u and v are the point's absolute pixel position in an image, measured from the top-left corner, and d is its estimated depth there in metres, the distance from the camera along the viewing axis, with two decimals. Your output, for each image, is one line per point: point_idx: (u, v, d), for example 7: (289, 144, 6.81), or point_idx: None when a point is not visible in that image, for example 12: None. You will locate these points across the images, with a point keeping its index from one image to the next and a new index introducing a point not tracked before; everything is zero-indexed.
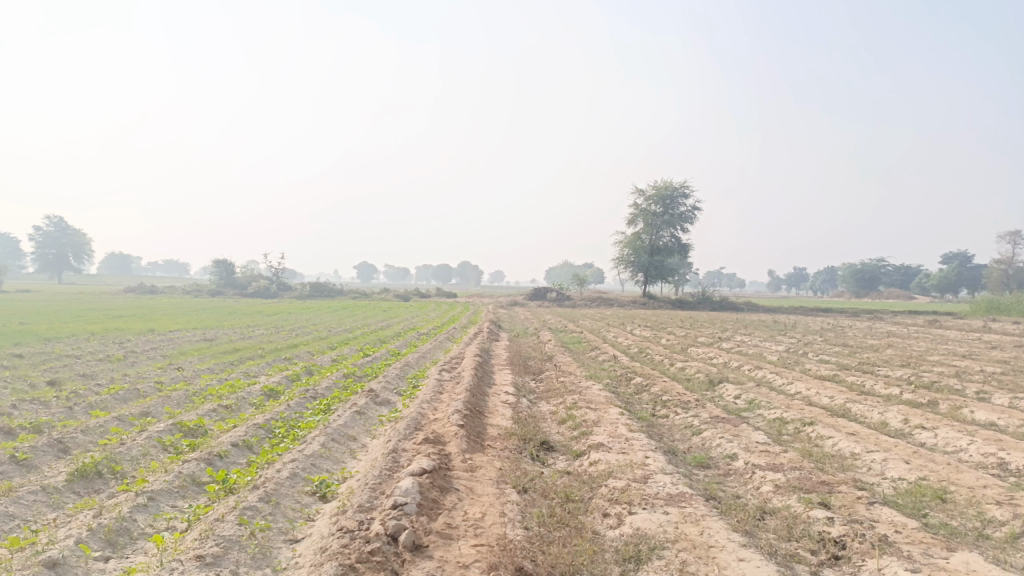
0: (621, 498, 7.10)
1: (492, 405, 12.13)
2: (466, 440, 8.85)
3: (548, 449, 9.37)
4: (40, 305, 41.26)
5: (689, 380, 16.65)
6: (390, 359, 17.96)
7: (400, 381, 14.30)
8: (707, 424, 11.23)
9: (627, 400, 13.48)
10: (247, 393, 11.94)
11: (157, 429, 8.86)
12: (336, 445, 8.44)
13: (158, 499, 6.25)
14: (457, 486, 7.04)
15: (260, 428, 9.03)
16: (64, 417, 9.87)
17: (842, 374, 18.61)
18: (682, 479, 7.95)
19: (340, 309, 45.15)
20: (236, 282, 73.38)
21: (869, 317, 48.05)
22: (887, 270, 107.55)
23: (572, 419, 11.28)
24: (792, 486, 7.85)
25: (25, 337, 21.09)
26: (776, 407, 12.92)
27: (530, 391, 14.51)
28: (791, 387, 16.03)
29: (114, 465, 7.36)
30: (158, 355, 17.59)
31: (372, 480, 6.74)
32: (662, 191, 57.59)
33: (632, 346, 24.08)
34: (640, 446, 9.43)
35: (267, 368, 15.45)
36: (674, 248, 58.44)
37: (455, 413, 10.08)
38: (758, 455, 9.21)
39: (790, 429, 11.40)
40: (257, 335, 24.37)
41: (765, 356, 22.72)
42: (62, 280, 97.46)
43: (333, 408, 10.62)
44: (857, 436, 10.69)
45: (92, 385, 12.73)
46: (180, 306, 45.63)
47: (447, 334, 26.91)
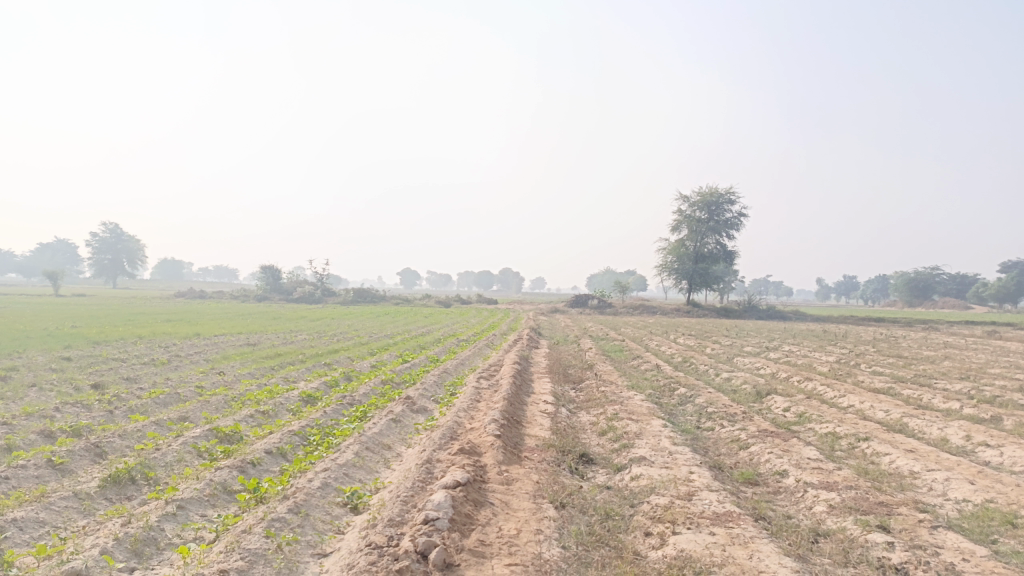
0: (664, 516, 6.76)
1: (531, 415, 11.84)
2: (503, 451, 8.59)
3: (588, 462, 9.05)
4: (92, 309, 42.43)
5: (735, 391, 16.13)
6: (429, 366, 17.82)
7: (438, 388, 14.13)
8: (755, 438, 10.77)
9: (670, 412, 13.07)
10: (285, 399, 11.88)
11: (192, 435, 8.81)
12: (370, 454, 8.27)
13: (187, 507, 6.14)
14: (491, 500, 6.78)
15: (295, 434, 8.91)
16: (103, 421, 9.94)
17: (897, 386, 17.83)
18: (729, 497, 7.56)
19: (383, 315, 45.38)
20: (282, 287, 74.53)
21: (923, 327, 46.32)
22: (942, 278, 103.97)
23: (613, 430, 10.93)
24: (847, 507, 7.39)
25: (76, 341, 21.57)
26: (828, 421, 12.36)
27: (570, 400, 14.20)
28: (843, 399, 15.38)
29: (148, 471, 7.31)
30: (202, 359, 17.79)
31: (404, 492, 6.52)
32: (707, 197, 56.73)
33: (676, 355, 23.57)
34: (684, 460, 9.04)
35: (307, 373, 15.43)
36: (719, 255, 57.40)
37: (492, 422, 9.83)
38: (810, 473, 8.75)
39: (843, 444, 10.85)
40: (299, 340, 24.56)
41: (815, 366, 21.95)
42: (116, 285, 100.41)
43: (369, 415, 10.47)
44: (916, 453, 10.10)
45: (134, 389, 12.85)
46: (227, 311, 46.46)
47: (487, 341, 26.71)
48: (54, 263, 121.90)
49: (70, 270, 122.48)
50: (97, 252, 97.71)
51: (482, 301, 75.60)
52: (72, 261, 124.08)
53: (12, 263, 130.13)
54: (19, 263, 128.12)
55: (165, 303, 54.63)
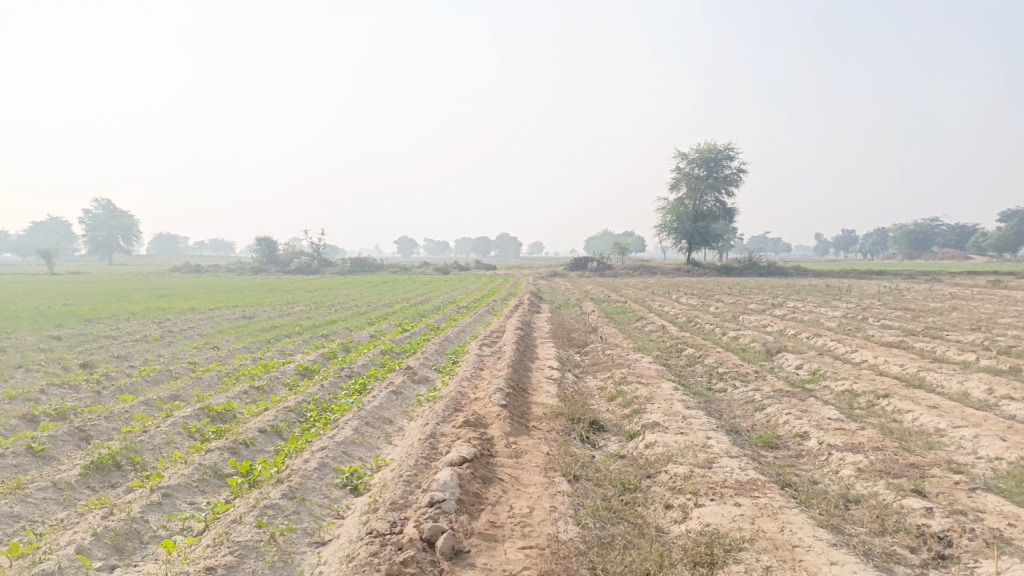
0: (685, 487, 6.34)
1: (537, 382, 11.40)
2: (510, 421, 8.15)
3: (599, 430, 8.64)
4: (85, 287, 42.02)
5: (744, 349, 15.75)
6: (430, 334, 17.40)
7: (439, 356, 13.73)
8: (771, 399, 10.34)
9: (680, 373, 12.67)
10: (281, 372, 11.45)
11: (183, 415, 8.37)
12: (370, 429, 7.83)
13: (174, 495, 5.71)
14: (500, 476, 6.35)
15: (291, 411, 8.47)
16: (91, 402, 9.50)
17: (909, 340, 17.41)
18: (752, 464, 7.15)
19: (381, 284, 44.95)
20: (278, 259, 73.84)
21: (925, 279, 45.83)
22: (942, 229, 103.27)
23: (622, 395, 10.51)
24: (877, 470, 6.98)
25: (68, 319, 21.13)
26: (844, 378, 11.95)
27: (575, 364, 13.80)
28: (856, 354, 14.98)
29: (134, 456, 6.90)
30: (196, 334, 17.33)
31: (407, 471, 6.08)
32: (706, 154, 55.93)
33: (680, 315, 23.15)
34: (700, 425, 8.61)
35: (304, 345, 14.99)
36: (718, 212, 56.78)
37: (497, 392, 9.38)
38: (833, 434, 8.32)
39: (861, 402, 10.45)
40: (296, 311, 24.10)
41: (822, 322, 21.57)
42: (111, 262, 99.72)
43: (369, 388, 10.03)
44: (940, 410, 9.68)
45: (125, 367, 12.41)
46: (224, 284, 45.96)
47: (488, 307, 26.31)
48: (49, 241, 120.98)
49: (64, 248, 121.58)
50: (92, 229, 96.95)
51: (481, 267, 75.09)
52: (67, 239, 123.06)
53: (6, 242, 129.26)
54: (13, 243, 127.31)
55: (161, 279, 53.98)
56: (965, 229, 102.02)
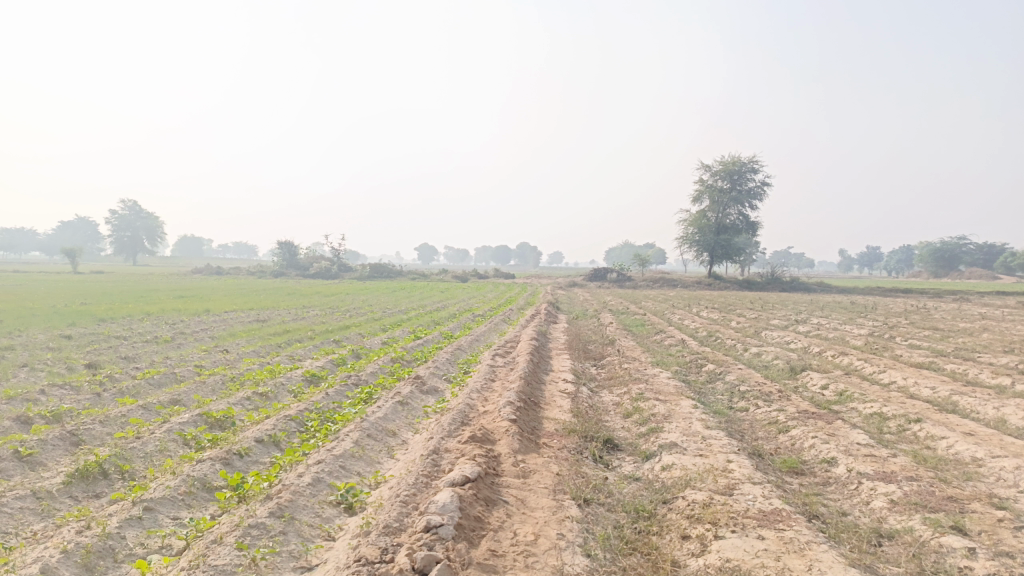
0: (704, 515, 5.89)
1: (550, 396, 10.97)
2: (519, 438, 7.73)
3: (613, 449, 8.21)
4: (106, 286, 42.19)
5: (766, 367, 15.21)
6: (442, 343, 17.01)
7: (450, 366, 13.34)
8: (795, 421, 9.84)
9: (700, 390, 12.17)
10: (287, 379, 11.11)
11: (179, 421, 8.06)
12: (372, 441, 7.45)
13: (156, 509, 5.38)
14: (505, 498, 5.93)
15: (292, 420, 8.12)
16: (89, 405, 9.22)
17: (939, 361, 16.75)
18: (776, 492, 6.68)
19: (398, 290, 44.69)
20: (299, 264, 74.05)
21: (952, 298, 44.81)
22: (970, 248, 101.38)
23: (639, 412, 10.05)
24: (912, 503, 6.47)
25: (82, 318, 21.04)
26: (872, 401, 11.39)
27: (591, 378, 13.36)
28: (884, 375, 14.38)
29: (123, 464, 6.60)
30: (206, 337, 17.08)
31: (405, 490, 5.69)
32: (730, 166, 55.24)
33: (701, 329, 22.58)
34: (720, 447, 8.13)
35: (314, 351, 14.67)
36: (741, 226, 56.01)
37: (507, 405, 8.96)
38: (862, 461, 7.81)
39: (891, 427, 9.91)
40: (310, 316, 23.87)
41: (848, 340, 20.91)
42: (135, 262, 100.67)
43: (375, 397, 9.67)
44: (976, 437, 9.12)
45: (129, 369, 12.15)
46: (241, 287, 45.86)
47: (504, 316, 25.89)
48: (75, 241, 122.61)
49: (90, 247, 122.96)
50: (117, 229, 97.93)
51: (499, 276, 74.71)
52: (93, 239, 124.56)
53: (34, 241, 131.18)
54: (41, 242, 129.36)
55: (182, 280, 54.23)
56: (994, 248, 99.87)
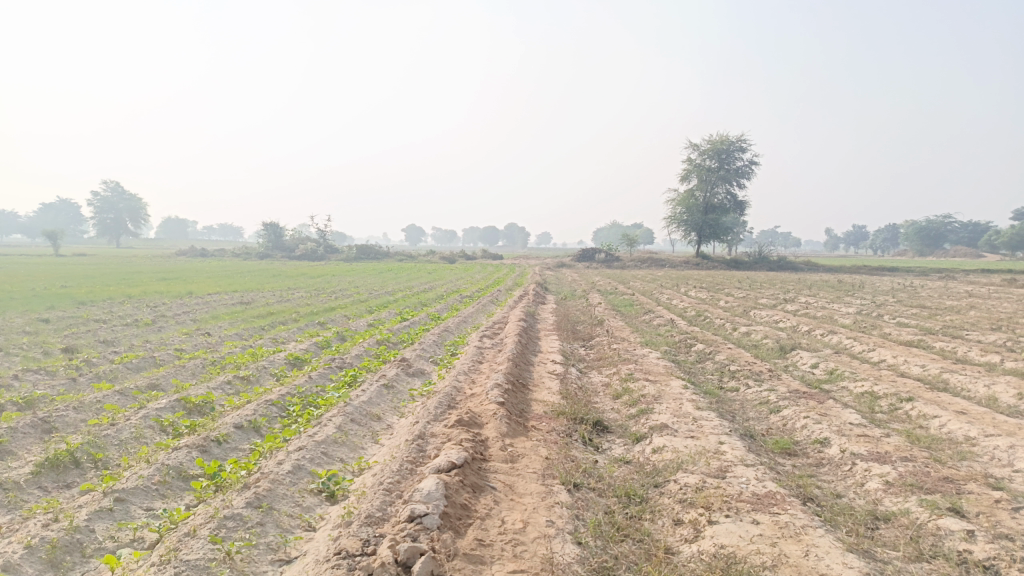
0: (697, 500, 5.73)
1: (538, 377, 10.78)
2: (507, 421, 7.55)
3: (603, 432, 8.04)
4: (89, 268, 41.45)
5: (756, 346, 15.10)
6: (429, 324, 16.79)
7: (437, 347, 13.14)
8: (786, 401, 9.71)
9: (690, 371, 12.03)
10: (269, 362, 10.86)
11: (156, 406, 7.81)
12: (355, 426, 7.24)
13: (128, 500, 5.15)
14: (492, 484, 5.75)
15: (273, 405, 7.89)
16: (63, 390, 8.94)
17: (928, 339, 16.71)
18: (769, 474, 6.54)
19: (386, 271, 44.38)
20: (285, 245, 73.38)
21: (938, 276, 45.04)
22: (955, 227, 101.99)
23: (629, 393, 9.90)
24: (907, 484, 6.35)
25: (61, 301, 20.64)
26: (863, 380, 11.30)
27: (580, 359, 13.20)
28: (874, 353, 14.31)
29: (96, 452, 6.36)
30: (188, 319, 16.74)
31: (389, 477, 5.50)
32: (718, 145, 55.04)
33: (690, 309, 22.48)
34: (712, 428, 7.98)
35: (298, 333, 14.40)
36: (729, 205, 55.95)
37: (494, 388, 8.77)
38: (855, 441, 7.69)
39: (883, 406, 9.82)
40: (296, 298, 23.56)
41: (836, 319, 20.88)
42: (118, 244, 99.50)
43: (360, 380, 9.45)
44: (969, 416, 9.03)
45: (108, 353, 11.86)
46: (226, 269, 45.32)
47: (491, 297, 25.66)
48: (57, 224, 120.99)
49: (72, 230, 121.39)
50: (99, 211, 96.56)
51: (487, 257, 74.44)
52: (77, 221, 122.84)
53: (15, 223, 129.39)
54: (22, 225, 127.65)
55: (167, 262, 53.60)
56: (978, 227, 100.44)
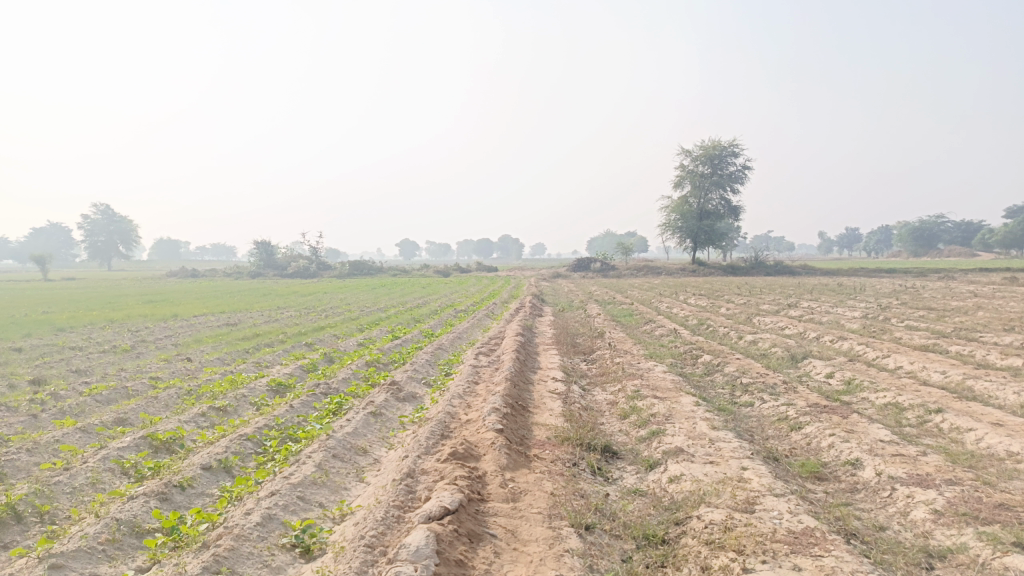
0: (726, 541, 5.01)
1: (539, 398, 10.03)
2: (507, 451, 6.81)
3: (611, 459, 7.32)
4: (76, 293, 40.50)
5: (765, 355, 14.40)
6: (422, 342, 16.01)
7: (430, 368, 12.39)
8: (808, 416, 8.99)
9: (699, 385, 11.30)
10: (249, 390, 10.07)
11: (118, 446, 7.05)
12: (338, 463, 6.51)
13: (67, 566, 4.39)
14: (492, 531, 5.02)
15: (247, 440, 7.14)
16: (21, 428, 8.15)
17: (943, 342, 16.02)
18: (803, 505, 5.83)
19: (379, 288, 43.41)
20: (276, 263, 72.52)
21: (938, 277, 44.46)
22: (948, 227, 101.77)
23: (637, 412, 9.18)
24: (958, 513, 5.63)
25: (39, 328, 19.81)
26: (885, 390, 10.60)
27: (581, 375, 12.47)
28: (889, 360, 13.62)
29: (42, 504, 5.60)
30: (169, 344, 15.92)
31: (372, 529, 4.76)
32: (710, 150, 54.59)
33: (691, 317, 21.78)
34: (732, 452, 7.26)
35: (283, 356, 13.62)
36: (723, 211, 55.49)
37: (492, 413, 8.03)
38: (891, 463, 6.97)
39: (910, 419, 9.11)
40: (284, 317, 22.70)
41: (843, 323, 20.21)
42: (109, 267, 98.38)
43: (345, 408, 8.71)
44: (1006, 427, 8.33)
45: (78, 385, 11.04)
46: (215, 290, 44.32)
47: (487, 311, 24.88)
48: (47, 248, 119.84)
49: (62, 254, 120.20)
50: (90, 234, 95.48)
51: (481, 269, 73.61)
52: (66, 244, 121.44)
53: (6, 248, 128.24)
54: (12, 250, 126.50)
55: (155, 284, 52.57)
56: (971, 226, 100.11)
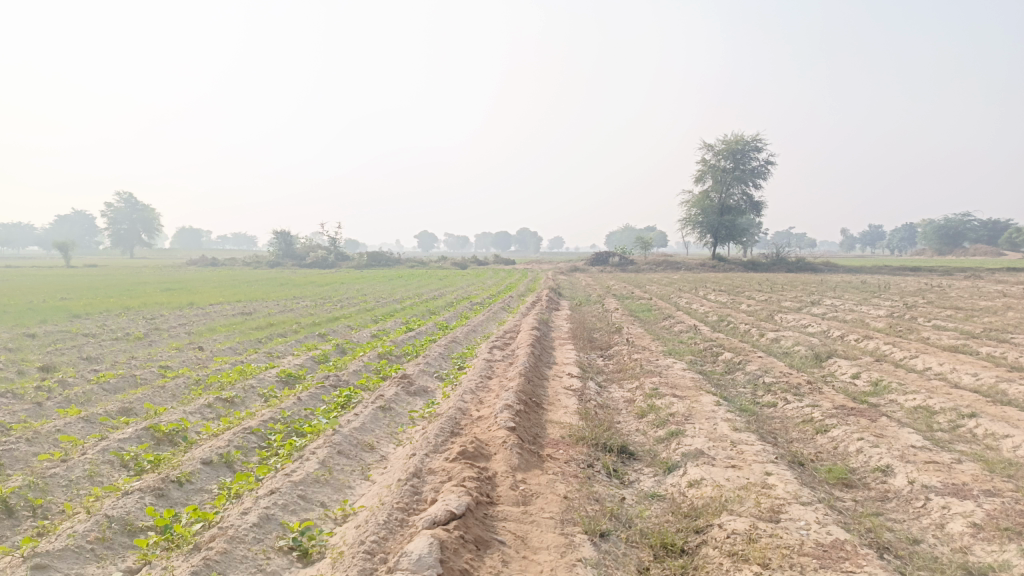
0: (750, 553, 4.68)
1: (554, 395, 9.73)
2: (519, 450, 6.53)
3: (628, 460, 7.02)
4: (96, 280, 40.65)
5: (788, 354, 13.99)
6: (436, 334, 15.76)
7: (443, 361, 12.13)
8: (834, 418, 8.61)
9: (720, 383, 10.94)
10: (258, 381, 9.87)
11: (119, 437, 6.85)
12: (343, 460, 6.26)
13: (51, 567, 4.16)
14: (501, 537, 4.75)
15: (251, 433, 6.92)
16: (24, 417, 7.98)
17: (972, 343, 15.50)
18: (832, 515, 5.49)
19: (395, 279, 43.28)
20: (295, 253, 72.72)
21: (965, 275, 43.56)
22: (975, 225, 99.89)
23: (655, 412, 8.85)
24: (1000, 527, 5.25)
25: (55, 314, 19.79)
26: (915, 392, 10.17)
27: (598, 371, 12.15)
28: (917, 361, 13.15)
29: (35, 497, 5.40)
30: (182, 333, 15.78)
31: (373, 534, 4.50)
32: (732, 145, 53.86)
33: (711, 313, 21.33)
34: (755, 455, 6.92)
35: (295, 347, 13.42)
36: (744, 206, 54.74)
37: (504, 410, 7.74)
38: (924, 471, 6.59)
39: (942, 424, 8.70)
40: (299, 307, 22.57)
41: (868, 322, 19.68)
42: (131, 255, 99.28)
43: (353, 402, 8.46)
44: None
45: (86, 372, 10.89)
46: (232, 278, 44.44)
47: (503, 304, 24.59)
48: (71, 235, 121.26)
49: (85, 241, 121.60)
50: (113, 222, 96.33)
51: (498, 262, 73.36)
52: (90, 232, 122.83)
53: (30, 235, 129.92)
54: (37, 237, 128.14)
55: (175, 272, 52.86)
56: (998, 225, 98.12)
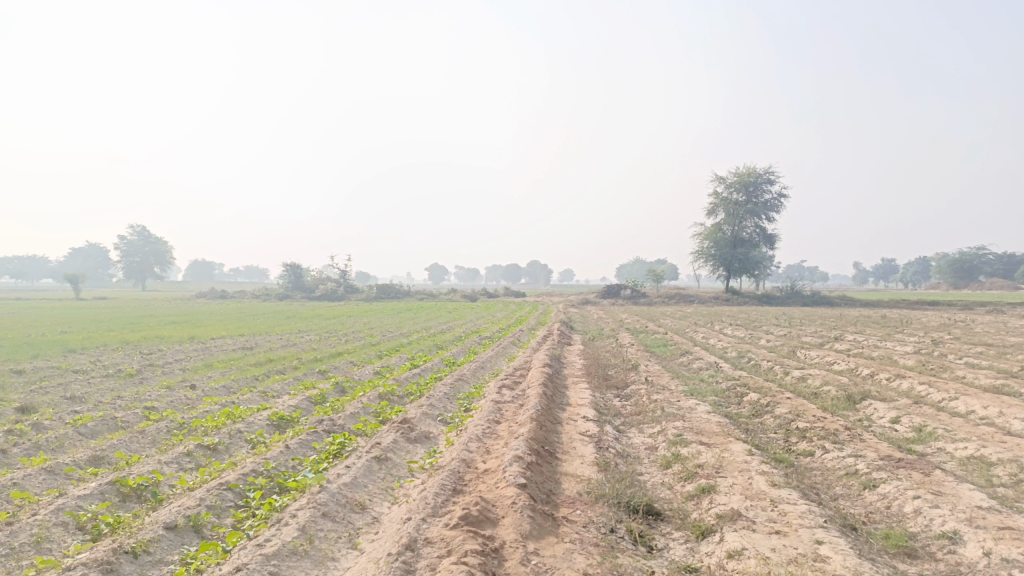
0: None
1: (568, 442, 8.86)
2: (530, 513, 5.69)
3: (654, 522, 6.17)
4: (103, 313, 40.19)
5: (817, 394, 13.07)
6: (442, 371, 14.92)
7: (448, 402, 11.30)
8: (883, 472, 7.70)
9: (748, 429, 10.04)
10: (246, 425, 9.05)
11: (80, 493, 6.06)
12: (329, 525, 5.43)
13: None
14: None
15: (227, 490, 6.11)
16: None
17: (1013, 383, 14.50)
18: None
19: (404, 312, 42.57)
20: (305, 286, 72.31)
21: (986, 309, 42.51)
22: (992, 258, 98.54)
23: (681, 462, 7.98)
24: None
25: (51, 349, 19.12)
26: (966, 440, 9.22)
27: (615, 413, 11.27)
28: (959, 403, 12.17)
29: None
30: (176, 370, 14.98)
31: None
32: (745, 177, 53.23)
33: (730, 349, 20.39)
34: (800, 518, 6.05)
35: (292, 386, 12.62)
36: (758, 239, 53.98)
37: (514, 462, 6.90)
38: (1000, 539, 5.68)
39: (1004, 478, 7.76)
40: (302, 342, 21.74)
41: (897, 359, 18.68)
42: (143, 286, 99.34)
43: (347, 450, 7.65)
44: None
45: (65, 414, 10.11)
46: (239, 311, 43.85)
47: (513, 338, 23.70)
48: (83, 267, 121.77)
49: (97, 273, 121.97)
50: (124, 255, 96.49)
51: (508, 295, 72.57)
52: (103, 264, 123.46)
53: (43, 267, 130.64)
54: (51, 269, 128.70)
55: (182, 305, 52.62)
56: (1016, 258, 96.70)
